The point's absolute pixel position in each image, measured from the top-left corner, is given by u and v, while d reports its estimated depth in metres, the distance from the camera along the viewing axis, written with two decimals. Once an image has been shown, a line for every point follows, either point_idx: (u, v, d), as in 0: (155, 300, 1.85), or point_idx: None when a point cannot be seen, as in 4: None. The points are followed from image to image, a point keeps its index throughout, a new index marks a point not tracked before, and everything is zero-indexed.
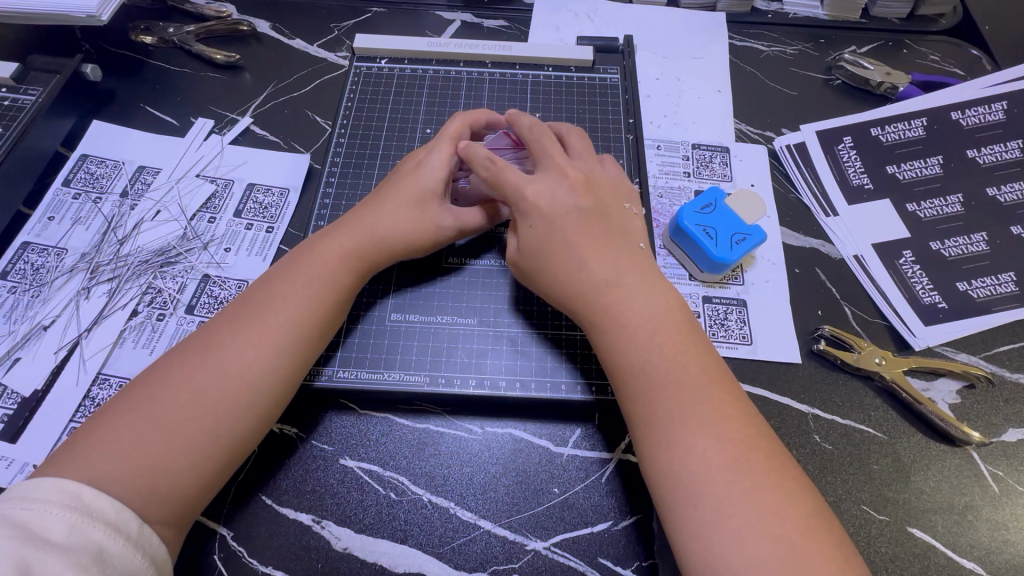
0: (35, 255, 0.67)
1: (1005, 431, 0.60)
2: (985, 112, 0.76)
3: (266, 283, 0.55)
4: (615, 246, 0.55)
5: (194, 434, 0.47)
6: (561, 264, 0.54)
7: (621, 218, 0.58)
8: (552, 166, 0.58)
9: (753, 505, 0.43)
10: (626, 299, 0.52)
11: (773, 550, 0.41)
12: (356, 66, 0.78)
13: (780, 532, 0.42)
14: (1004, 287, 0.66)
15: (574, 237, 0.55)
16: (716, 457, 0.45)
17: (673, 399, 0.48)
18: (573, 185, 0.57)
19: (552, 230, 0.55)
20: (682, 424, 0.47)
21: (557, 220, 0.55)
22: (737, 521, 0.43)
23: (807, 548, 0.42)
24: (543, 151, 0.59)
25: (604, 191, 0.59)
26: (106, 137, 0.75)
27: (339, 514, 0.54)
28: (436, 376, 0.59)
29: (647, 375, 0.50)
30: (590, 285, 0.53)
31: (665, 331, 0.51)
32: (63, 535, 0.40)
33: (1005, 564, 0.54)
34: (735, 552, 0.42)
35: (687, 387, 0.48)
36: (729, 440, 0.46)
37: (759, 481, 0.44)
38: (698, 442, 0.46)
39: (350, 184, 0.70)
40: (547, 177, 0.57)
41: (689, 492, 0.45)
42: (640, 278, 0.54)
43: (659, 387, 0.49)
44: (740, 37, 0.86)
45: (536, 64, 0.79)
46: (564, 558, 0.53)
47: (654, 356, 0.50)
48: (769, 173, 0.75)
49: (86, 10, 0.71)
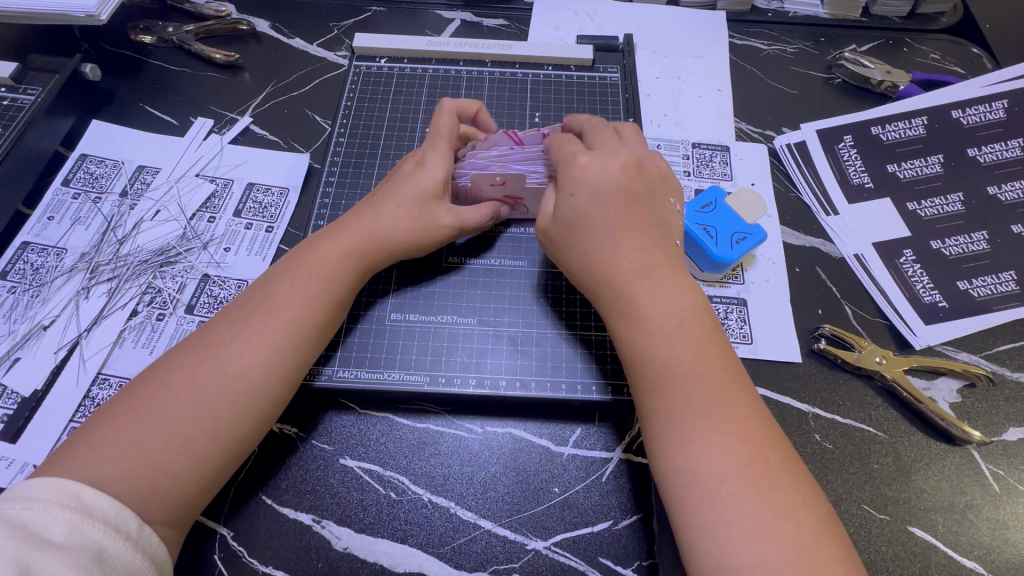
0: (34, 255, 0.67)
1: (1005, 430, 0.60)
2: (986, 110, 0.76)
3: (269, 282, 0.54)
4: (649, 234, 0.54)
5: (194, 433, 0.47)
6: (596, 247, 0.54)
7: (662, 206, 0.57)
8: (608, 143, 0.57)
9: (767, 505, 0.43)
10: (655, 291, 0.52)
11: (788, 550, 0.42)
12: (355, 65, 0.78)
13: (794, 533, 0.42)
14: (1004, 286, 0.66)
15: (613, 218, 0.54)
16: (734, 455, 0.45)
17: (694, 395, 0.48)
18: (628, 161, 0.56)
19: (590, 207, 0.54)
20: (703, 420, 0.47)
21: (600, 198, 0.54)
22: (752, 519, 0.43)
23: (819, 549, 0.42)
24: (599, 132, 0.59)
25: (653, 177, 0.57)
26: (105, 137, 0.74)
27: (339, 514, 0.54)
28: (436, 376, 0.59)
29: (670, 369, 0.49)
30: (619, 272, 0.53)
31: (689, 328, 0.51)
32: (63, 535, 0.40)
33: (1005, 564, 0.54)
34: (748, 550, 0.42)
35: (709, 383, 0.48)
36: (747, 439, 0.46)
37: (775, 481, 0.44)
38: (717, 439, 0.46)
39: (349, 184, 0.70)
40: (602, 153, 0.56)
41: (705, 489, 0.44)
42: (670, 271, 0.53)
43: (681, 382, 0.49)
44: (740, 35, 0.86)
45: (536, 63, 0.79)
46: (564, 558, 0.53)
47: (678, 350, 0.50)
48: (770, 172, 0.75)
49: (85, 9, 0.70)
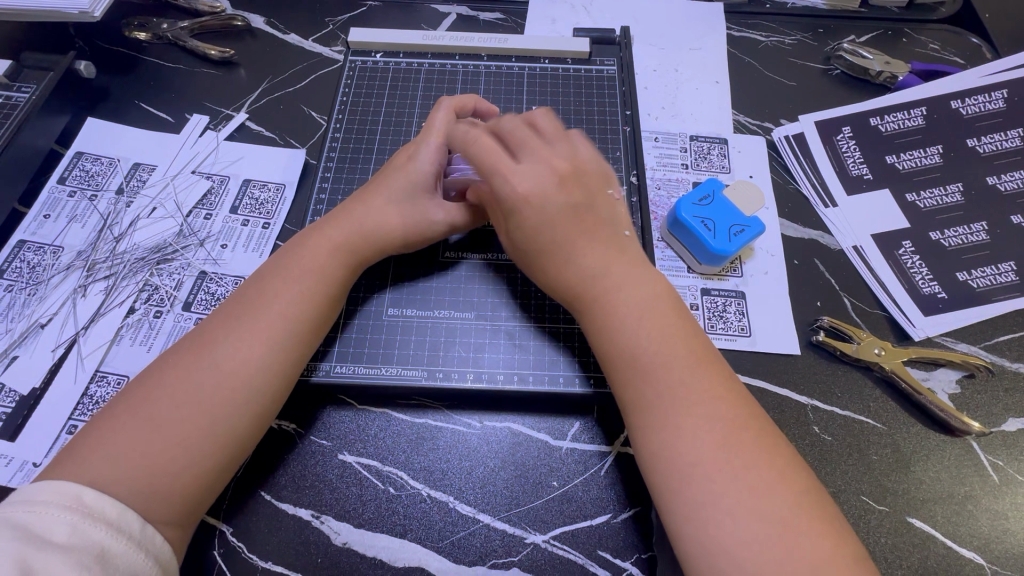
0: (31, 253, 0.67)
1: (1005, 421, 0.60)
2: (986, 100, 0.75)
3: (259, 280, 0.54)
4: (603, 237, 0.54)
5: (192, 432, 0.47)
6: (552, 260, 0.54)
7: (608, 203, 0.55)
8: (534, 149, 0.54)
9: (746, 484, 0.43)
10: (618, 286, 0.52)
11: (769, 529, 0.41)
12: (351, 60, 0.77)
13: (774, 511, 0.42)
14: (1004, 276, 0.66)
15: (562, 238, 0.53)
16: (707, 439, 0.45)
17: (664, 381, 0.48)
18: (557, 171, 0.54)
19: (541, 230, 0.53)
20: (673, 405, 0.47)
21: (546, 224, 0.53)
22: (731, 502, 0.43)
23: (800, 524, 0.42)
24: (523, 142, 0.55)
25: (590, 178, 0.55)
26: (100, 134, 0.74)
27: (338, 509, 0.54)
28: (434, 370, 0.59)
29: (639, 356, 0.49)
30: (580, 273, 0.53)
31: (654, 314, 0.51)
32: (65, 537, 0.40)
33: (1004, 553, 0.54)
34: (729, 531, 0.42)
35: (678, 368, 0.48)
36: (719, 420, 0.46)
37: (752, 460, 0.44)
38: (690, 423, 0.46)
39: (346, 178, 0.70)
40: (530, 168, 0.53)
41: (685, 474, 0.44)
42: (627, 266, 0.53)
43: (651, 369, 0.49)
44: (738, 27, 0.85)
45: (532, 56, 0.79)
46: (563, 551, 0.53)
47: (644, 339, 0.50)
48: (767, 164, 0.75)
49: (79, 6, 0.70)
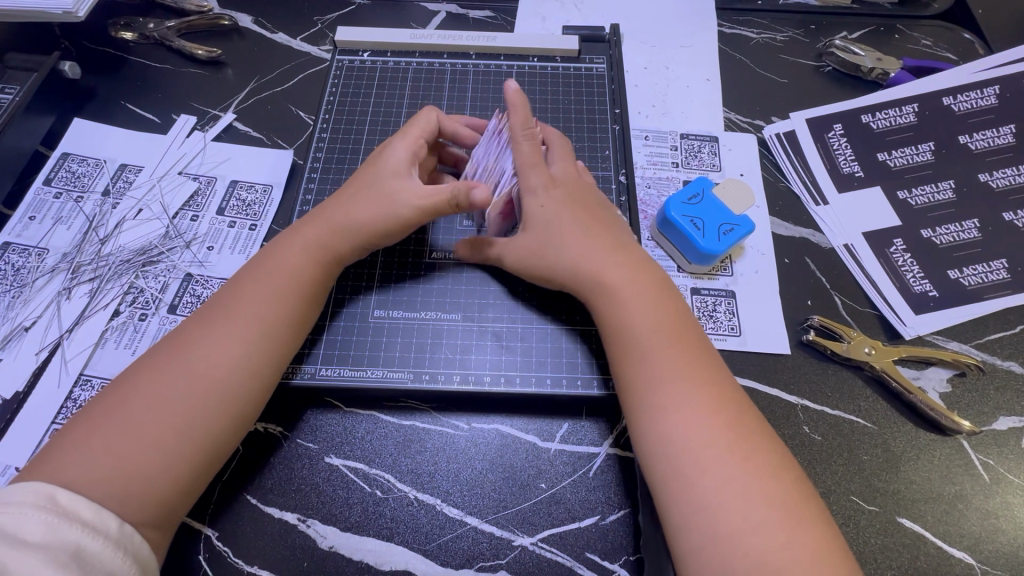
0: (16, 255, 0.67)
1: (995, 419, 0.59)
2: (978, 97, 0.75)
3: (239, 281, 0.54)
4: (606, 228, 0.57)
5: (167, 433, 0.46)
6: (563, 239, 0.55)
7: (610, 213, 0.60)
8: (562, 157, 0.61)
9: (748, 467, 0.43)
10: (623, 272, 0.53)
11: (772, 513, 0.42)
12: (338, 59, 0.77)
13: (774, 494, 0.42)
14: (995, 274, 0.65)
15: (574, 220, 0.56)
16: (711, 421, 0.45)
17: (669, 363, 0.48)
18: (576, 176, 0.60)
19: (558, 214, 0.56)
20: (676, 387, 0.47)
21: (562, 205, 0.57)
22: (735, 484, 0.43)
23: (799, 507, 0.42)
24: (559, 153, 0.61)
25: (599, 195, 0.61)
26: (86, 135, 0.74)
27: (324, 513, 0.54)
28: (421, 372, 0.59)
29: (645, 338, 0.50)
30: (589, 255, 0.54)
31: (657, 301, 0.52)
32: (39, 535, 0.39)
33: (994, 553, 0.53)
34: (733, 515, 0.42)
35: (681, 352, 0.49)
36: (720, 404, 0.46)
37: (753, 444, 0.45)
38: (693, 407, 0.46)
39: (332, 179, 0.69)
40: (559, 168, 0.59)
41: (689, 456, 0.44)
42: (626, 258, 0.55)
43: (655, 351, 0.49)
44: (729, 23, 0.85)
45: (521, 54, 0.78)
46: (550, 553, 0.53)
47: (650, 320, 0.51)
48: (758, 161, 0.74)
49: (63, 6, 0.69)
